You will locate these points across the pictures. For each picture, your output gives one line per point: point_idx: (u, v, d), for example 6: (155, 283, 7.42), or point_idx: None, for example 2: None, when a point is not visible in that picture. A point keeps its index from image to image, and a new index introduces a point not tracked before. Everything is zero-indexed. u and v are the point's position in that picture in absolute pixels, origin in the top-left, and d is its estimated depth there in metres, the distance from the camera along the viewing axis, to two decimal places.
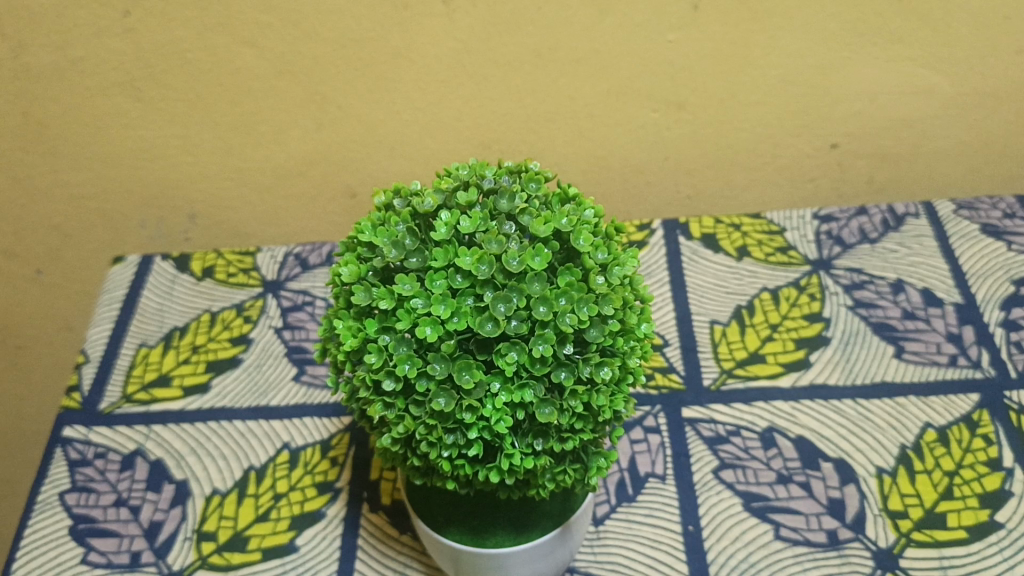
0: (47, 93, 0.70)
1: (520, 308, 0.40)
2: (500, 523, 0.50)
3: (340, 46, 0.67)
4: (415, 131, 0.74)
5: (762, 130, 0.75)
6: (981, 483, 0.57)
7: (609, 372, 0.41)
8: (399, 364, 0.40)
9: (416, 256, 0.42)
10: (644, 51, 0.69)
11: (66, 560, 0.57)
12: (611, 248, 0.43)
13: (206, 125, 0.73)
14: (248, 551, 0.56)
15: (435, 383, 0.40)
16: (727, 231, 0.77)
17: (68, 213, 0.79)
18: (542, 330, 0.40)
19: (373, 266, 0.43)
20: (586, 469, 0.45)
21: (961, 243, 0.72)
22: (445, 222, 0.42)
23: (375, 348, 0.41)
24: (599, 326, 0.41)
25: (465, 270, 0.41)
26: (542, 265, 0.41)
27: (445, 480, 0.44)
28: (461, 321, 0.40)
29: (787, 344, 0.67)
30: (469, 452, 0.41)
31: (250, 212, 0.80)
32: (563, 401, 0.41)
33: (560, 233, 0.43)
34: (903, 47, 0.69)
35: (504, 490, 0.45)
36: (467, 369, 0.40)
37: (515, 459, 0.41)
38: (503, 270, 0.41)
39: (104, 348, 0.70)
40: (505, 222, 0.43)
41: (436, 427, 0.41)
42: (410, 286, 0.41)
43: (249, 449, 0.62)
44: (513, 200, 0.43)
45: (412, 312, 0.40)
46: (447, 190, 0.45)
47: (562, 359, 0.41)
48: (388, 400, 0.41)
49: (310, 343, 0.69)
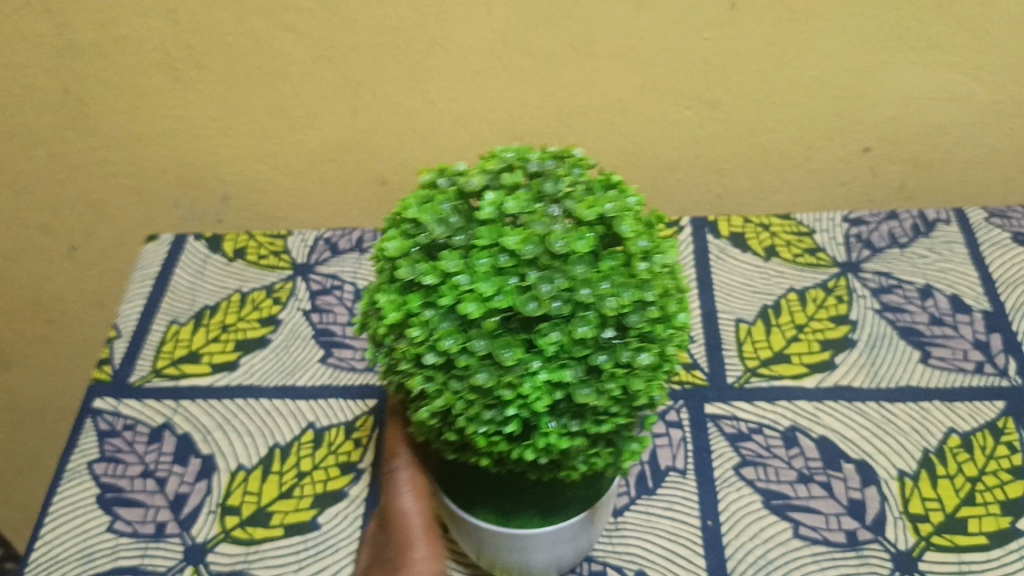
0: (87, 71, 0.71)
1: (564, 289, 0.40)
2: (526, 507, 0.50)
3: (377, 33, 0.68)
4: (448, 120, 0.75)
5: (794, 131, 0.75)
6: (1003, 490, 0.56)
7: (648, 358, 0.41)
8: (441, 338, 0.40)
9: (461, 234, 0.43)
10: (680, 47, 0.69)
11: (93, 527, 0.58)
12: (653, 238, 0.44)
13: (242, 109, 0.74)
14: (270, 527, 0.57)
15: (476, 359, 0.40)
16: (755, 231, 0.77)
17: (105, 190, 0.81)
18: (584, 312, 0.40)
19: (419, 242, 0.43)
20: (618, 454, 0.45)
21: (990, 251, 0.72)
22: (490, 202, 0.43)
23: (419, 322, 0.41)
24: (640, 313, 0.41)
25: (511, 250, 0.41)
26: (586, 248, 0.41)
27: (479, 457, 0.45)
28: (504, 299, 0.40)
29: (813, 345, 0.67)
30: (506, 430, 0.41)
31: (283, 195, 0.82)
32: (602, 383, 0.41)
33: (605, 219, 0.43)
34: (941, 52, 0.69)
35: (536, 471, 0.46)
36: (509, 347, 0.40)
37: (552, 438, 0.41)
38: (548, 251, 0.40)
39: (137, 322, 0.71)
40: (550, 204, 0.43)
41: (476, 403, 0.41)
42: (455, 262, 0.41)
43: (275, 428, 0.62)
44: (558, 184, 0.44)
45: (457, 289, 0.41)
46: (494, 171, 0.45)
47: (602, 342, 0.41)
48: (429, 373, 0.42)
49: (337, 326, 0.70)
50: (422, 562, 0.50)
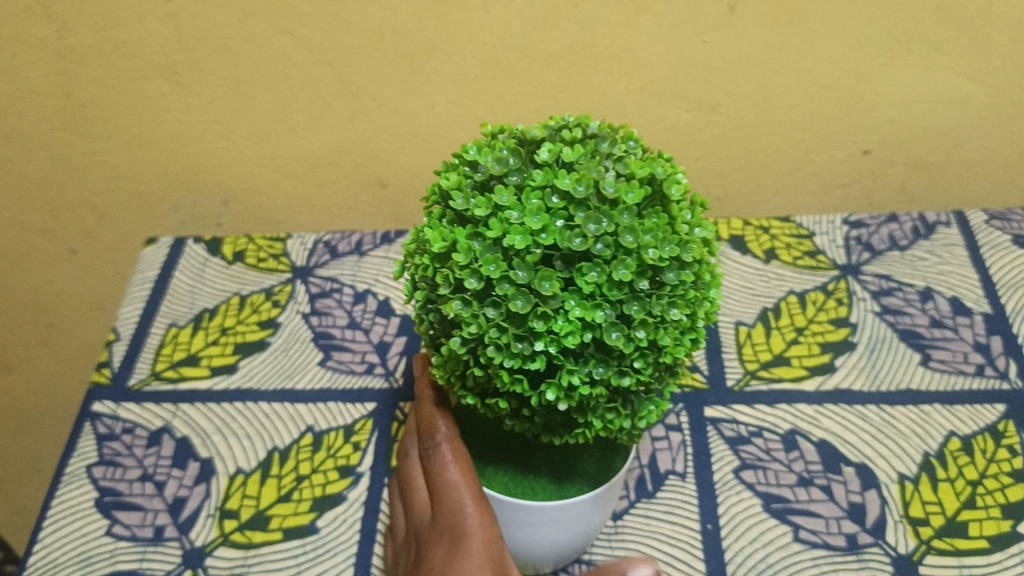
0: (87, 74, 0.71)
1: (608, 232, 0.39)
2: (540, 475, 0.51)
3: (377, 36, 0.68)
4: (448, 123, 0.74)
5: (794, 134, 0.75)
6: (1004, 493, 0.56)
7: (678, 314, 0.41)
8: (484, 263, 0.39)
9: (517, 175, 0.42)
10: (680, 51, 0.69)
11: (91, 531, 0.57)
12: (695, 212, 0.44)
13: (242, 112, 0.74)
14: (269, 531, 0.57)
15: (516, 288, 0.39)
16: (755, 234, 0.77)
17: (105, 193, 0.81)
18: (624, 257, 0.40)
19: (474, 179, 0.43)
20: (635, 414, 0.45)
21: (991, 254, 0.72)
22: (549, 150, 0.42)
23: (464, 248, 0.40)
24: (675, 271, 0.41)
25: (563, 192, 0.40)
26: (635, 199, 0.40)
27: (498, 401, 0.44)
28: (550, 236, 0.39)
29: (813, 348, 0.67)
30: (532, 365, 0.40)
31: (282, 199, 0.82)
32: (631, 331, 0.40)
33: (653, 180, 0.42)
34: (941, 55, 0.69)
35: (548, 432, 0.45)
36: (549, 279, 0.39)
37: (575, 379, 0.40)
38: (599, 195, 0.40)
39: (136, 325, 0.71)
40: (606, 160, 0.43)
41: (508, 332, 0.40)
42: (507, 198, 0.40)
43: (274, 431, 0.62)
44: (613, 147, 0.44)
45: (506, 223, 0.40)
46: (553, 129, 0.45)
47: (636, 292, 0.40)
48: (466, 299, 0.40)
49: (336, 329, 0.70)
50: (479, 532, 0.47)
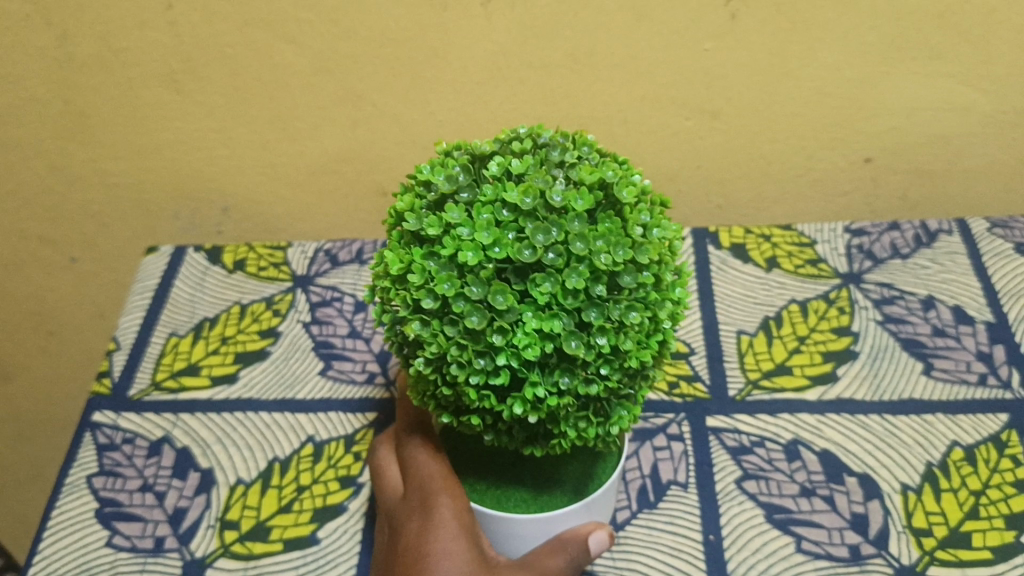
0: (87, 82, 0.71)
1: (558, 241, 0.40)
2: (524, 486, 0.51)
3: (378, 45, 0.68)
4: (448, 132, 0.74)
5: (795, 141, 0.75)
6: (1007, 504, 0.56)
7: (638, 317, 0.41)
8: (439, 283, 0.40)
9: (468, 191, 0.42)
10: (681, 58, 0.69)
11: (91, 542, 0.57)
12: (655, 213, 0.43)
13: (243, 120, 0.74)
14: (270, 542, 0.56)
15: (472, 304, 0.40)
16: (757, 242, 0.77)
17: (105, 202, 0.80)
18: (576, 264, 0.40)
19: (427, 198, 0.43)
20: (607, 420, 0.45)
21: (993, 262, 0.72)
22: (499, 164, 0.43)
23: (419, 268, 0.41)
24: (632, 274, 0.41)
25: (512, 204, 0.41)
26: (583, 205, 0.40)
27: (472, 417, 0.44)
28: (502, 250, 0.40)
29: (815, 357, 0.66)
30: (496, 380, 0.40)
31: (282, 207, 0.82)
32: (591, 338, 0.40)
33: (605, 185, 0.42)
34: (943, 62, 0.69)
35: (526, 445, 0.45)
36: (502, 292, 0.40)
37: (540, 390, 0.40)
38: (546, 205, 0.41)
39: (136, 335, 0.71)
40: (553, 168, 0.43)
41: (468, 348, 0.40)
42: (459, 215, 0.41)
43: (275, 441, 0.62)
44: (565, 154, 0.44)
45: (458, 240, 0.40)
46: (504, 141, 0.45)
47: (594, 299, 0.40)
48: (425, 319, 0.41)
49: (337, 339, 0.70)
50: (445, 511, 0.49)
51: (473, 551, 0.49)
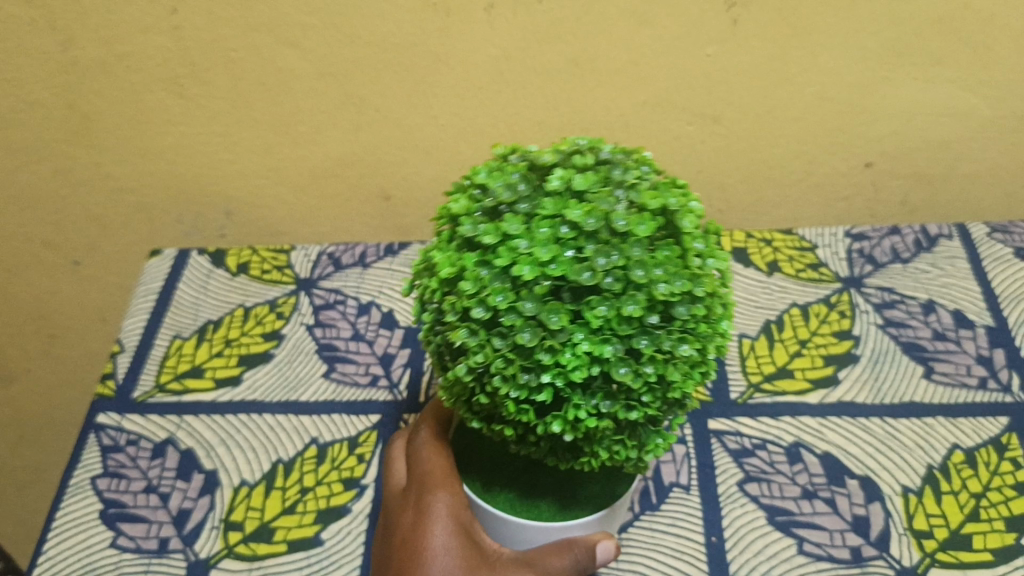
0: (91, 87, 0.71)
1: (618, 266, 0.38)
2: (544, 494, 0.51)
3: (380, 49, 0.68)
4: (451, 135, 0.75)
5: (795, 146, 0.76)
6: (1008, 506, 0.56)
7: (688, 350, 0.40)
8: (491, 294, 0.39)
9: (526, 202, 0.41)
10: (683, 63, 0.69)
11: (95, 543, 0.57)
12: (707, 242, 0.43)
13: (246, 124, 0.74)
14: (274, 543, 0.57)
15: (522, 319, 0.39)
16: (758, 246, 0.77)
17: (109, 205, 0.81)
18: (634, 291, 0.39)
19: (483, 205, 0.42)
20: (641, 447, 0.44)
21: (993, 266, 0.72)
22: (560, 177, 0.41)
23: (471, 276, 0.40)
24: (687, 305, 0.40)
25: (573, 222, 0.39)
26: (647, 231, 0.39)
27: (505, 428, 0.44)
28: (559, 268, 0.38)
29: (816, 360, 0.67)
30: (538, 398, 0.40)
31: (285, 210, 0.82)
32: (639, 366, 0.40)
33: (667, 211, 0.41)
34: (942, 68, 0.69)
35: (554, 458, 0.45)
36: (556, 312, 0.39)
37: (581, 413, 0.40)
38: (609, 227, 0.39)
39: (140, 338, 0.71)
40: (617, 188, 0.41)
41: (514, 364, 0.39)
42: (517, 226, 0.39)
43: (279, 442, 0.62)
44: (626, 174, 0.42)
45: (514, 252, 0.39)
46: (565, 152, 0.44)
47: (646, 327, 0.40)
48: (473, 328, 0.40)
49: (340, 341, 0.70)
50: (439, 505, 0.50)
51: (467, 548, 0.49)
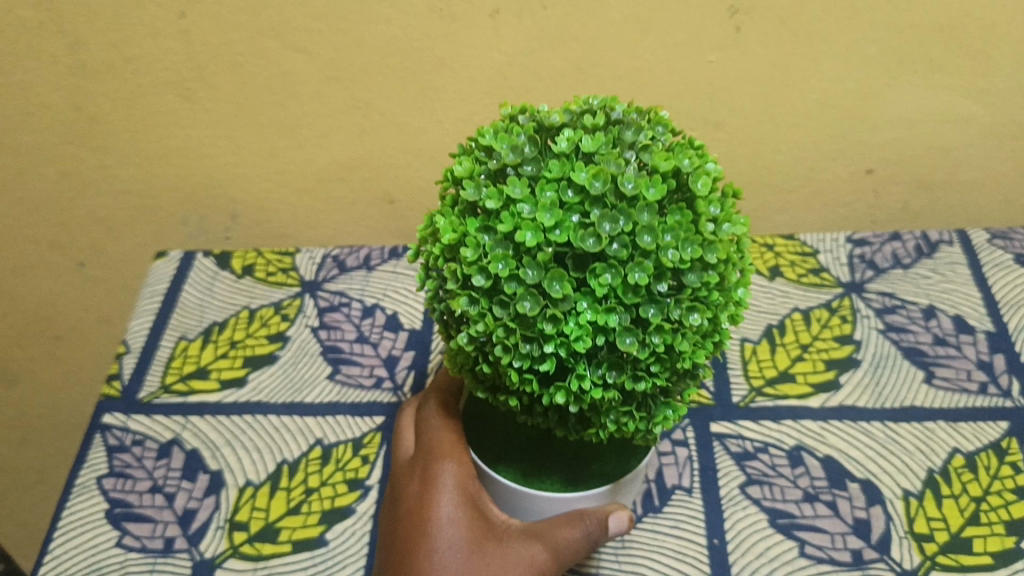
0: (99, 89, 0.71)
1: (625, 232, 0.39)
2: (555, 470, 0.51)
3: (386, 54, 0.69)
4: (455, 140, 0.75)
5: (797, 152, 0.76)
6: (1008, 510, 0.57)
7: (698, 319, 0.41)
8: (493, 261, 0.40)
9: (532, 164, 0.42)
10: (686, 70, 0.70)
11: (101, 542, 0.58)
12: (725, 206, 0.42)
13: (252, 128, 0.75)
14: (279, 543, 0.57)
15: (525, 287, 0.40)
16: (760, 251, 0.78)
17: (114, 207, 0.81)
18: (641, 258, 0.39)
19: (487, 168, 0.43)
20: (650, 418, 0.45)
21: (993, 272, 0.73)
22: (568, 139, 0.42)
23: (473, 243, 0.40)
24: (698, 273, 0.40)
25: (578, 186, 0.40)
26: (655, 196, 0.39)
27: (510, 398, 0.45)
28: (562, 234, 0.39)
29: (817, 364, 0.67)
30: (541, 366, 0.40)
31: (290, 213, 0.82)
32: (646, 336, 0.40)
33: (679, 174, 0.41)
34: (943, 75, 0.70)
35: (562, 428, 0.46)
36: (558, 280, 0.39)
37: (585, 384, 0.41)
38: (616, 192, 0.40)
39: (146, 339, 0.72)
40: (626, 150, 0.42)
41: (515, 332, 0.40)
42: (520, 190, 0.40)
43: (283, 443, 0.63)
44: (638, 134, 0.43)
45: (517, 217, 0.40)
46: (576, 113, 0.44)
47: (654, 295, 0.40)
48: (474, 295, 0.41)
49: (344, 344, 0.70)
50: (446, 475, 0.51)
51: (474, 519, 0.50)
